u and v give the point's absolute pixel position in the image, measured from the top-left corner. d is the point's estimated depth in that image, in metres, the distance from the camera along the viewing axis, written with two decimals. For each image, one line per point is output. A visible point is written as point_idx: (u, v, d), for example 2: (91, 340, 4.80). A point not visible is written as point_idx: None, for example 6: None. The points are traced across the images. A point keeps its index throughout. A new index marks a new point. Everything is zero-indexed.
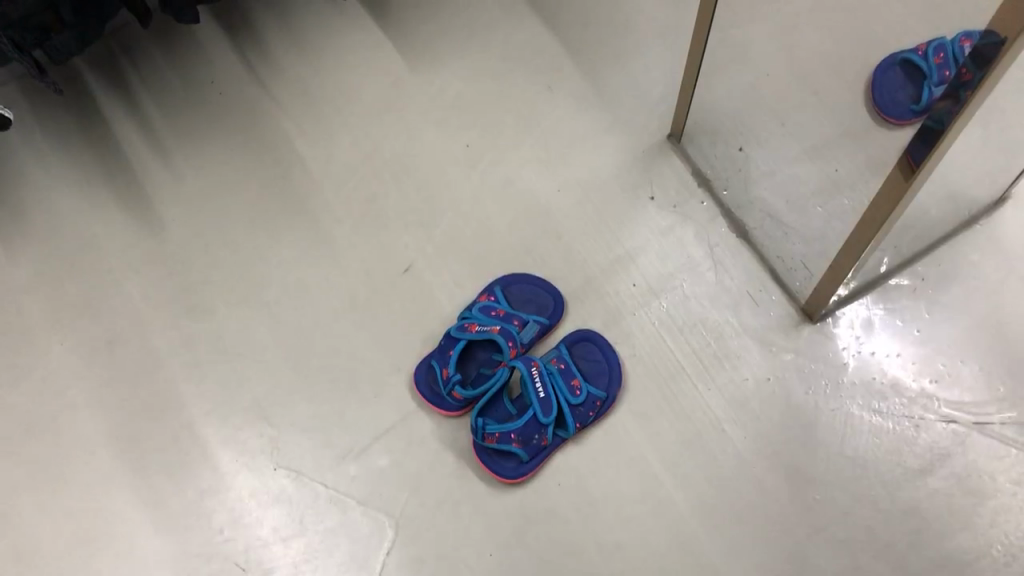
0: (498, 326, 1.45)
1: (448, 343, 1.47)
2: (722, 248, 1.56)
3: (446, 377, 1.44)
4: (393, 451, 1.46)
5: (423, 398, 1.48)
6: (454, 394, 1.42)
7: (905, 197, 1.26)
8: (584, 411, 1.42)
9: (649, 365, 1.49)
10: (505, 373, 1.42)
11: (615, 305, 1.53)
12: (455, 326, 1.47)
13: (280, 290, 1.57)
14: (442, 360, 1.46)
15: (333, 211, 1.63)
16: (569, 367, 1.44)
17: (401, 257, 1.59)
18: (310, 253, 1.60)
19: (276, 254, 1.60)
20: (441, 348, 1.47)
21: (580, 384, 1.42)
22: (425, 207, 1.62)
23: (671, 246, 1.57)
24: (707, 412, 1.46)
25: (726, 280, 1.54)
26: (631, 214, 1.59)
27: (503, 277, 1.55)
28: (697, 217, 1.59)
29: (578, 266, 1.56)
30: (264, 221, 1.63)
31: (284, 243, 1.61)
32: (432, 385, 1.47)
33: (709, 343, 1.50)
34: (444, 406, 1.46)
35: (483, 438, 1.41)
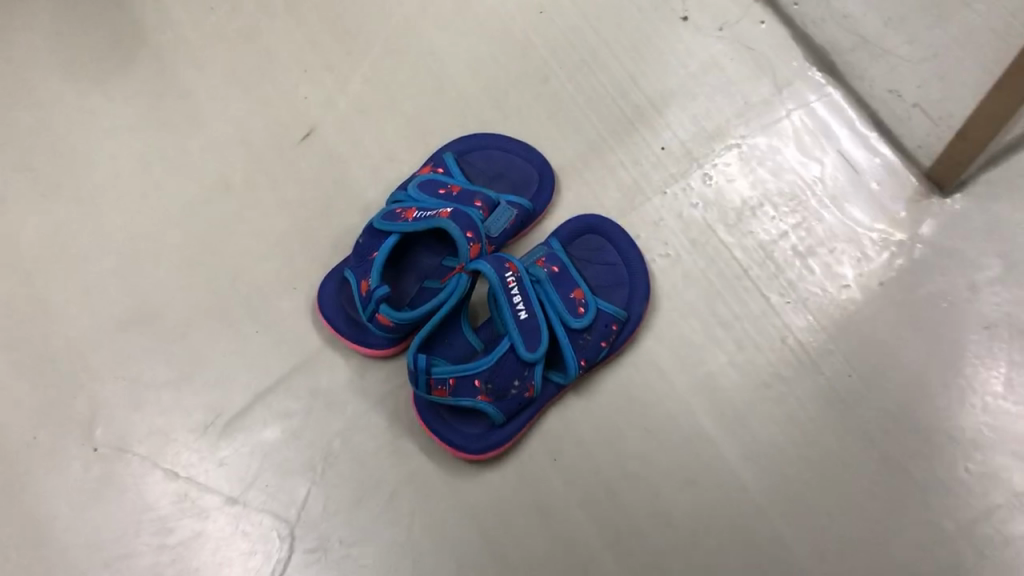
0: (449, 209, 0.88)
1: (370, 241, 0.90)
2: (797, 90, 1.01)
3: (365, 295, 0.87)
4: (286, 416, 0.91)
5: (332, 330, 0.92)
6: (377, 317, 0.87)
7: None
8: (592, 342, 0.88)
9: (693, 269, 0.94)
10: (461, 284, 0.86)
11: (635, 179, 0.98)
12: (381, 215, 0.91)
13: (110, 172, 1.01)
14: (360, 268, 0.89)
15: (195, 51, 1.06)
16: (565, 273, 0.89)
17: (299, 116, 1.03)
18: (158, 113, 1.03)
19: (104, 117, 1.03)
20: (359, 250, 0.91)
21: (584, 298, 0.88)
22: (336, 41, 1.06)
23: (717, 90, 1.02)
24: (788, 339, 0.91)
25: (805, 136, 0.99)
26: (653, 46, 1.04)
27: (457, 141, 0.98)
28: (755, 43, 1.04)
29: (573, 123, 1.01)
30: (87, 70, 1.05)
31: (116, 100, 1.04)
32: (348, 311, 0.92)
33: (785, 232, 0.95)
34: (366, 343, 0.91)
35: (430, 391, 0.86)
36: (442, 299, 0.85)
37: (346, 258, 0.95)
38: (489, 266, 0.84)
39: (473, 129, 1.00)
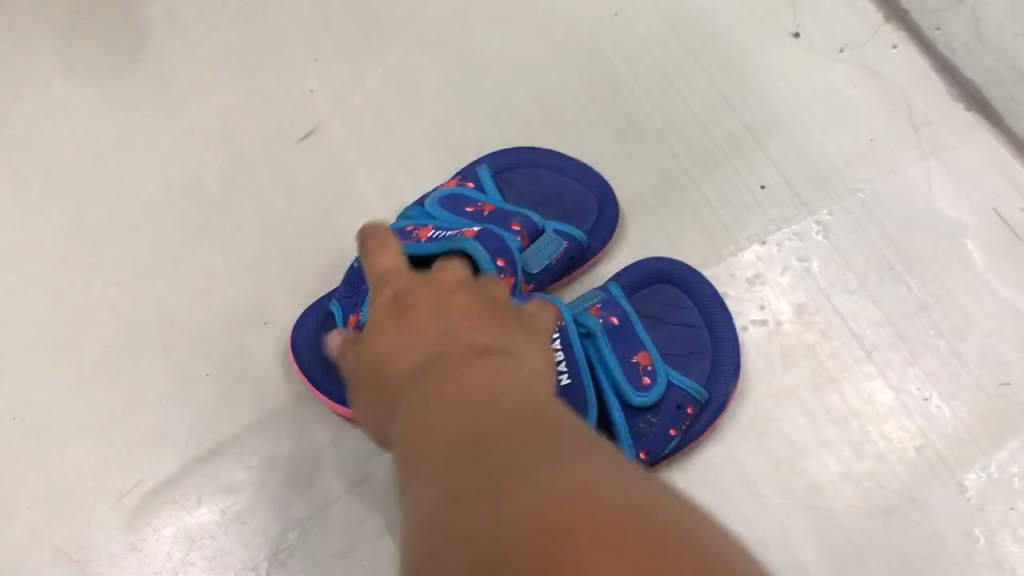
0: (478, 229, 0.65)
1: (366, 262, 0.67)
2: (940, 132, 0.77)
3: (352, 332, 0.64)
4: (232, 490, 0.67)
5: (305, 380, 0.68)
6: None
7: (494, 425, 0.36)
8: (658, 428, 0.65)
9: (798, 344, 0.71)
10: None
11: (724, 223, 0.75)
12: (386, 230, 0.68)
13: (46, 152, 0.76)
14: (351, 296, 0.66)
15: (180, 16, 0.81)
16: (628, 330, 0.67)
17: (292, 104, 0.79)
18: (123, 87, 0.79)
19: (49, 81, 0.79)
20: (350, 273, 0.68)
21: (651, 365, 0.66)
22: (348, 16, 0.82)
23: (835, 124, 0.78)
24: (925, 450, 0.68)
25: (949, 187, 0.75)
26: (753, 64, 0.80)
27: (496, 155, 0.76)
28: (885, 71, 0.79)
29: (647, 144, 0.78)
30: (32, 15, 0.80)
31: (66, 63, 0.79)
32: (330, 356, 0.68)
33: (922, 304, 0.72)
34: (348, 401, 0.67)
35: None
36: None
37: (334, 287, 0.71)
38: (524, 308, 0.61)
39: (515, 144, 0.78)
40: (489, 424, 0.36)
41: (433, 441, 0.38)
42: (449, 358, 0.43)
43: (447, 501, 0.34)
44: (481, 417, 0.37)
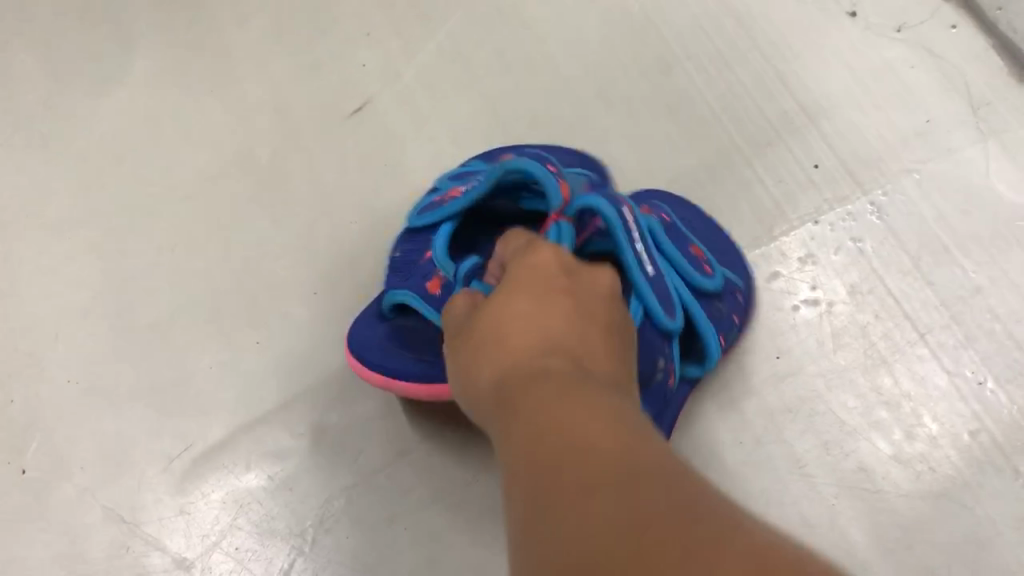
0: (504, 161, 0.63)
1: (412, 247, 0.64)
2: (1001, 114, 0.76)
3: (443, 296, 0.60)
4: (279, 458, 0.67)
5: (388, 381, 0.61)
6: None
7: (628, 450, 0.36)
8: (726, 312, 0.65)
9: (850, 325, 0.70)
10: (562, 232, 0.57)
11: (777, 201, 0.74)
12: (410, 220, 0.66)
13: (102, 122, 0.77)
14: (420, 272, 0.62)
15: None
16: (674, 227, 0.66)
17: (344, 78, 0.79)
18: (178, 59, 0.79)
19: (106, 52, 0.80)
20: (399, 263, 0.64)
21: (706, 255, 0.65)
22: None
23: (892, 104, 0.77)
24: (979, 435, 0.67)
25: (1008, 169, 0.74)
26: (809, 42, 0.79)
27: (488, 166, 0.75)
28: (944, 51, 0.78)
29: (699, 123, 0.77)
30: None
31: (123, 35, 0.80)
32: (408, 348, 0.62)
33: (979, 287, 0.71)
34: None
35: None
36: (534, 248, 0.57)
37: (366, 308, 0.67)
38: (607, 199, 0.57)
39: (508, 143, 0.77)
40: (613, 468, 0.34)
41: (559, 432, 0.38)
42: (575, 381, 0.41)
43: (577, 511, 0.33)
44: (595, 452, 0.35)
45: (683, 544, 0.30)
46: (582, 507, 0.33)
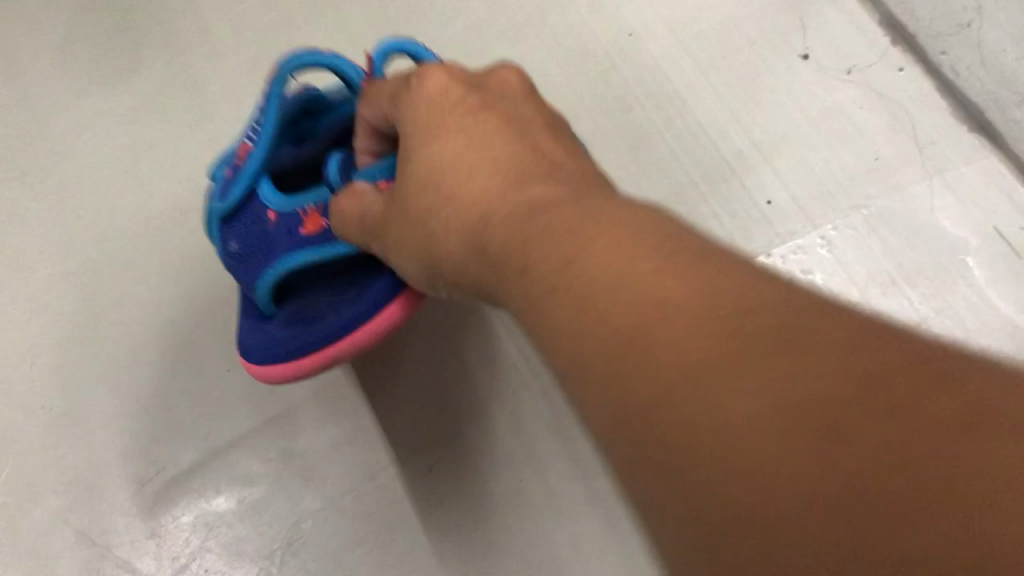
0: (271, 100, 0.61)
1: (242, 233, 0.57)
2: (945, 152, 0.79)
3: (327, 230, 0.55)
4: (248, 482, 0.69)
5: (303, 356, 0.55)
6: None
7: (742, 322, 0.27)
8: None
9: None
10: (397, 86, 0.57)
11: (731, 236, 0.77)
12: (219, 212, 0.58)
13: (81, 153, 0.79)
14: (286, 229, 0.55)
15: (213, 25, 0.84)
16: None
17: None
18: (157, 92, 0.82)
19: (87, 86, 0.82)
20: (245, 256, 0.58)
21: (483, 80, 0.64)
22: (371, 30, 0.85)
23: (842, 142, 0.80)
24: None
25: (952, 205, 0.78)
26: (763, 84, 0.83)
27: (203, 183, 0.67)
28: (892, 91, 0.82)
29: (658, 161, 0.80)
30: (75, 24, 0.84)
31: (104, 70, 0.83)
32: (305, 319, 0.56)
33: (923, 318, 0.74)
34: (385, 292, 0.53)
35: None
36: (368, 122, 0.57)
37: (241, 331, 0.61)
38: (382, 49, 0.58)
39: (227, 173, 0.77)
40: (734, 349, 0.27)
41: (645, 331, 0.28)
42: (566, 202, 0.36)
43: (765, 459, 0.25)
44: (727, 352, 0.26)
45: (851, 404, 0.25)
46: (694, 394, 0.26)
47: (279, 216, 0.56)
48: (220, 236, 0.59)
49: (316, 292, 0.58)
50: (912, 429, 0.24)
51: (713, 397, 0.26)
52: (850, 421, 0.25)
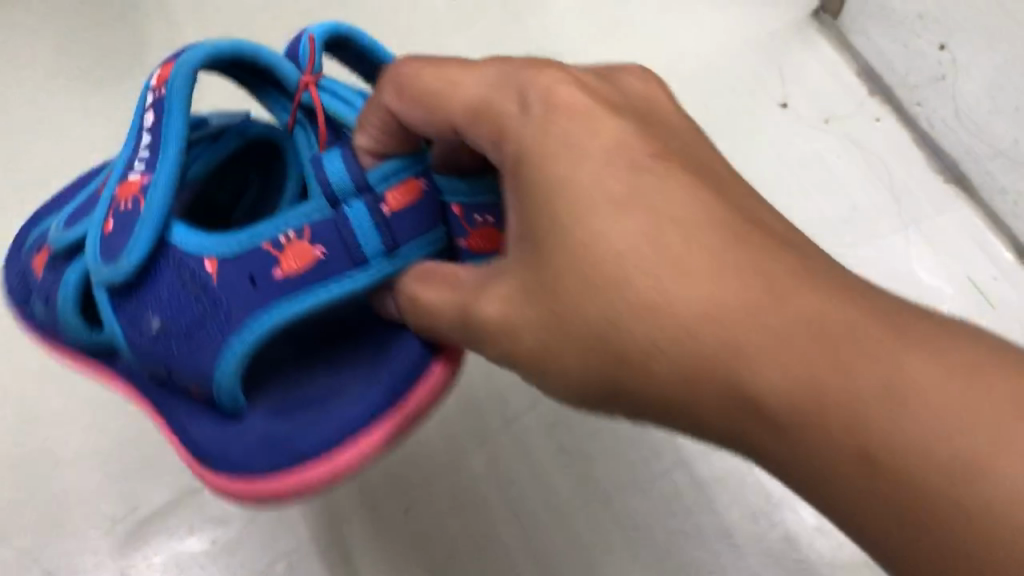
0: (150, 100, 0.52)
1: (170, 301, 0.49)
2: (921, 204, 0.81)
3: (323, 261, 0.47)
4: (221, 522, 0.68)
5: (309, 463, 0.48)
6: (388, 213, 0.47)
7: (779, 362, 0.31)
8: None
9: None
10: (338, 82, 0.52)
11: None
12: (121, 273, 0.49)
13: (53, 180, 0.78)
14: (263, 280, 0.47)
15: None
16: None
17: None
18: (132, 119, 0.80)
19: (62, 112, 0.80)
20: (183, 330, 0.49)
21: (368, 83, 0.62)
22: None
23: (819, 192, 0.81)
24: None
25: (927, 255, 0.79)
26: (742, 132, 0.83)
27: (31, 274, 0.59)
28: (869, 143, 0.83)
29: None
30: (54, 46, 0.82)
31: (80, 94, 0.81)
32: (308, 419, 0.50)
33: None
34: (413, 375, 0.50)
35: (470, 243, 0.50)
36: (310, 127, 0.52)
37: (188, 435, 0.52)
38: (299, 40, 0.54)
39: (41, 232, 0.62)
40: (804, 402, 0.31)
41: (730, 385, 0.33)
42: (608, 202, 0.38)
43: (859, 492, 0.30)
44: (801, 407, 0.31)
45: (906, 450, 0.29)
46: (811, 446, 0.31)
47: (224, 264, 0.47)
48: (128, 316, 0.50)
49: (298, 389, 0.53)
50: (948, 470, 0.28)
51: (810, 448, 0.31)
52: (890, 454, 0.29)
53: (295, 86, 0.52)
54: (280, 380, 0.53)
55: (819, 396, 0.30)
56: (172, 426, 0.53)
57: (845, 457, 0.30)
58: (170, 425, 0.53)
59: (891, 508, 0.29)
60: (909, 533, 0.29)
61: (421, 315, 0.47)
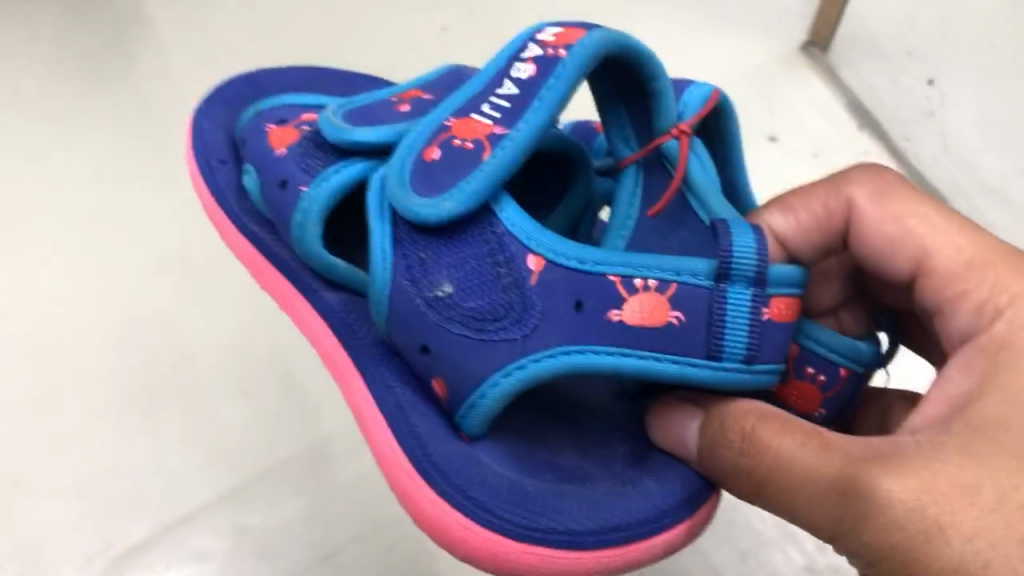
0: (533, 52, 0.44)
1: (470, 273, 0.42)
2: None
3: (676, 328, 0.40)
4: (201, 558, 0.65)
5: (536, 543, 0.41)
6: (767, 318, 0.40)
7: (842, 489, 0.37)
8: None
9: None
10: (703, 155, 0.47)
11: None
12: (441, 213, 0.41)
13: (26, 196, 0.73)
14: (593, 307, 0.40)
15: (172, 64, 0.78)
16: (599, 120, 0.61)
17: None
18: (108, 130, 0.76)
19: (35, 123, 0.75)
20: (469, 316, 0.42)
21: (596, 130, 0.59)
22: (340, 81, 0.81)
23: None
24: None
25: None
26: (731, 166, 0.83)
27: (256, 140, 0.53)
28: None
29: None
30: (22, 51, 0.78)
31: (54, 104, 0.76)
32: (554, 488, 0.43)
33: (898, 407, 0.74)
34: (685, 503, 0.43)
35: (808, 401, 0.44)
36: (645, 176, 0.45)
37: (386, 401, 0.45)
38: (691, 89, 0.49)
39: (291, 108, 0.55)
40: (853, 534, 0.37)
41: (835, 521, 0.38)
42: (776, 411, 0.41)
43: None
44: (868, 541, 0.37)
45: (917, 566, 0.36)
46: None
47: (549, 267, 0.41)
48: (407, 264, 0.43)
49: (549, 452, 0.45)
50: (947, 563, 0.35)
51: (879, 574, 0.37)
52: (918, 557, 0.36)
53: (665, 129, 0.45)
54: (524, 421, 0.47)
55: (862, 523, 0.37)
56: (370, 392, 0.46)
57: (931, 536, 0.35)
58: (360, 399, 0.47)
59: None
60: None
61: (742, 451, 0.40)
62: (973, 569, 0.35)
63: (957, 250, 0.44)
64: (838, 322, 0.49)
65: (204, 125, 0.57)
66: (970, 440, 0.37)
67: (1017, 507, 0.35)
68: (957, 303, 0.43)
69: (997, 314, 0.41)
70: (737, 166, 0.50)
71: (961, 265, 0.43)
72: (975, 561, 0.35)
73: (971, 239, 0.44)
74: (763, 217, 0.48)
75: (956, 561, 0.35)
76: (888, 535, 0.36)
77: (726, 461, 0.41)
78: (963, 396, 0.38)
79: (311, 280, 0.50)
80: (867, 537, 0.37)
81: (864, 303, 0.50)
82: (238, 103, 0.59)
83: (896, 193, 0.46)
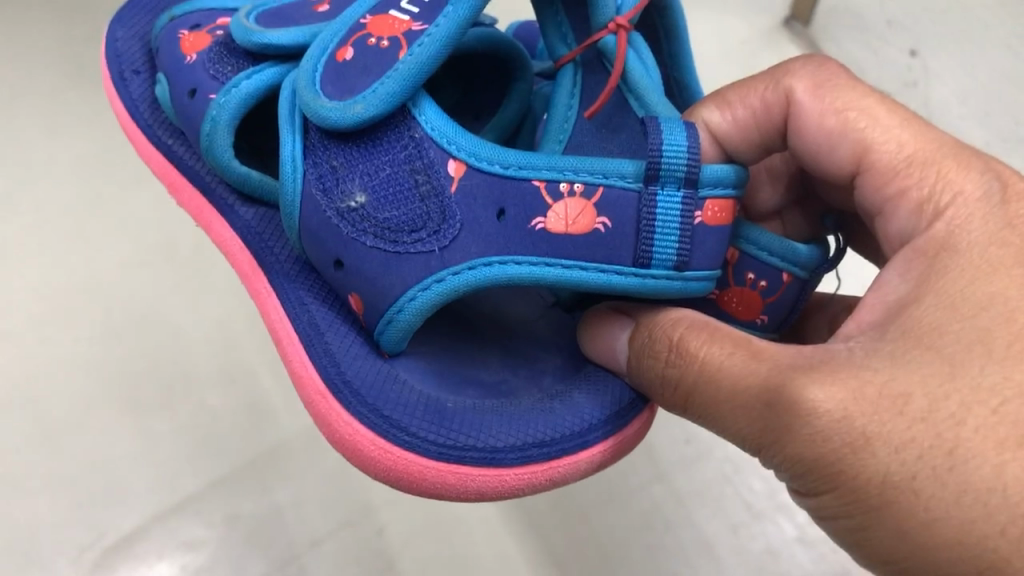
0: None
1: (384, 182, 0.42)
2: None
3: (604, 233, 0.40)
4: (190, 547, 0.65)
5: (454, 461, 0.41)
6: (700, 223, 0.40)
7: (769, 394, 0.37)
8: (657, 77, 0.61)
9: None
10: (645, 54, 0.46)
11: None
12: (351, 117, 0.41)
13: (11, 191, 0.73)
14: (514, 215, 0.40)
15: None
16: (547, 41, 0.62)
17: None
18: (93, 126, 0.75)
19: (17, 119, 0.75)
20: (383, 227, 0.42)
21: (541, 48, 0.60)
22: None
23: None
24: None
25: None
26: None
27: (174, 46, 0.53)
28: None
29: None
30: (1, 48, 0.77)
31: (35, 98, 0.75)
32: (480, 407, 0.43)
33: None
34: (612, 418, 0.44)
35: (749, 305, 0.44)
36: (582, 76, 0.46)
37: (302, 320, 0.45)
38: None
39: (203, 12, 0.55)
40: (780, 443, 0.37)
41: (761, 428, 0.37)
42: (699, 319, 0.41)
43: (858, 540, 0.36)
44: (791, 447, 0.36)
45: (842, 476, 0.35)
46: (809, 489, 0.37)
47: (471, 173, 0.41)
48: (320, 173, 0.43)
49: (472, 367, 0.46)
50: (869, 471, 0.35)
51: (809, 488, 0.37)
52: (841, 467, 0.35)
53: (603, 24, 0.44)
54: (448, 335, 0.47)
55: (791, 433, 0.36)
56: (283, 311, 0.46)
57: (866, 445, 0.35)
58: (275, 316, 0.46)
59: (893, 541, 0.35)
60: (895, 544, 0.35)
61: (673, 357, 0.40)
62: (898, 480, 0.34)
63: (899, 144, 0.42)
64: (781, 225, 0.51)
65: (118, 35, 0.58)
66: (903, 346, 0.36)
67: (946, 417, 0.34)
68: (899, 201, 0.41)
69: (937, 213, 0.40)
70: (681, 61, 0.51)
71: (903, 160, 0.42)
72: (901, 472, 0.34)
73: (913, 132, 0.42)
74: (700, 115, 0.45)
75: (882, 473, 0.35)
76: (814, 447, 0.36)
77: (654, 376, 0.41)
78: (916, 312, 0.37)
79: (227, 196, 0.51)
80: (794, 444, 0.36)
81: (807, 204, 0.50)
82: (159, 9, 0.60)
83: (838, 84, 0.43)
